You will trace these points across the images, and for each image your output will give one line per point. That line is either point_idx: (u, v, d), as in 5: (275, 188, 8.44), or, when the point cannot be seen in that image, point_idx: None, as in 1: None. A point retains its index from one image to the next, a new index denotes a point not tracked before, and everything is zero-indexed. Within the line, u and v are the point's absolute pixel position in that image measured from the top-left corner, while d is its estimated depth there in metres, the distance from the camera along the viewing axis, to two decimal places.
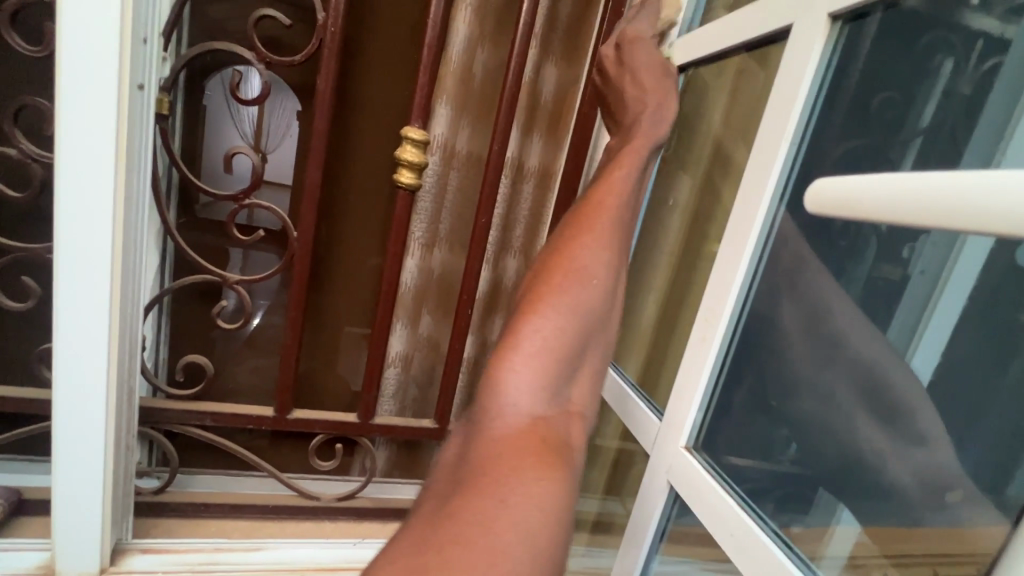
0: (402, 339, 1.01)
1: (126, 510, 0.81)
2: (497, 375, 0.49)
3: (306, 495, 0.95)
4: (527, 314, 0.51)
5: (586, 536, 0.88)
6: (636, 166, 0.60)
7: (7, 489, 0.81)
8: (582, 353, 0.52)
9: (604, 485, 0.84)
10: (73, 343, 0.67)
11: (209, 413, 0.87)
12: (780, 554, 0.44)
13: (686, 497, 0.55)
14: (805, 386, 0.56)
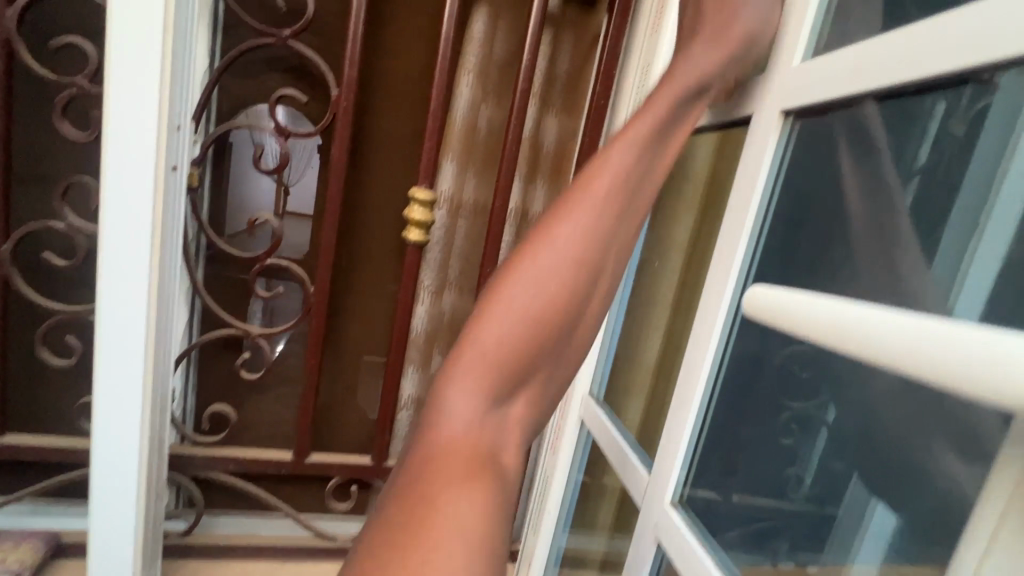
0: (413, 382, 1.05)
1: (155, 555, 0.86)
2: (494, 296, 0.45)
3: (322, 535, 0.98)
4: (546, 226, 0.46)
5: None
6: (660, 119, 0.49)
7: (47, 533, 0.87)
8: (595, 276, 0.47)
9: (611, 522, 0.85)
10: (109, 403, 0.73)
11: (232, 458, 0.92)
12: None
13: (672, 555, 0.57)
14: (813, 419, 0.52)
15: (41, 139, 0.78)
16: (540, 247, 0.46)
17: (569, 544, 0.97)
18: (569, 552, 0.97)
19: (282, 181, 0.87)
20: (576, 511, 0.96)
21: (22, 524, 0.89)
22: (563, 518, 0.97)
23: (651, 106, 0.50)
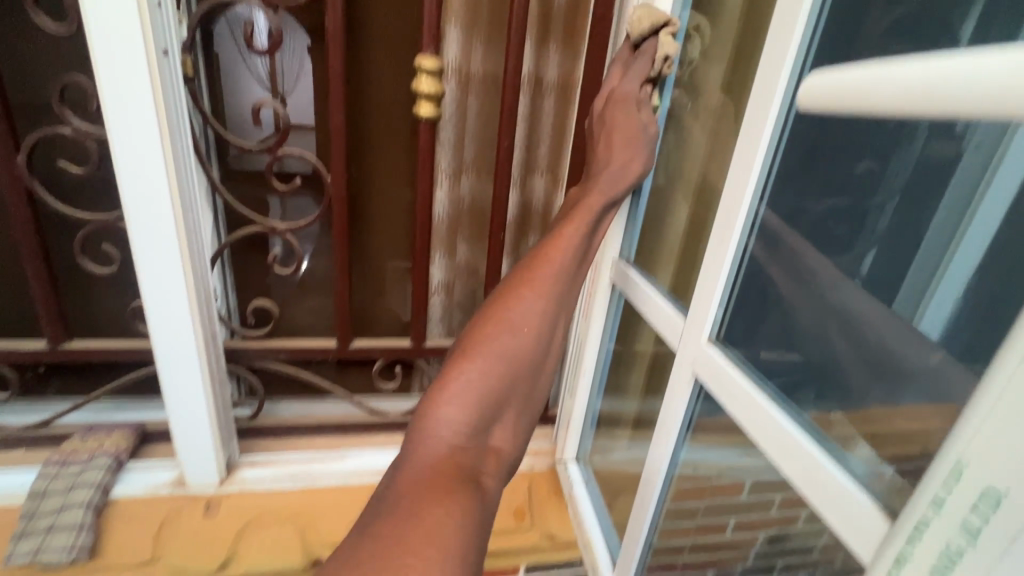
0: (441, 268, 1.07)
1: (231, 434, 0.95)
2: (426, 414, 0.52)
3: (374, 412, 1.07)
4: (459, 362, 0.56)
5: (630, 431, 0.95)
6: (579, 237, 0.66)
7: (132, 424, 0.96)
8: (503, 404, 0.56)
9: (642, 388, 0.90)
10: (153, 292, 0.77)
11: (282, 348, 0.97)
12: (801, 435, 0.47)
13: (709, 385, 0.60)
14: (846, 271, 0.53)
15: (23, 37, 0.74)
16: (482, 343, 0.57)
17: (604, 407, 1.02)
18: (605, 413, 1.03)
19: (276, 89, 0.84)
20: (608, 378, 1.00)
21: (108, 419, 0.98)
22: (598, 381, 1.01)
23: (500, 317, 0.59)
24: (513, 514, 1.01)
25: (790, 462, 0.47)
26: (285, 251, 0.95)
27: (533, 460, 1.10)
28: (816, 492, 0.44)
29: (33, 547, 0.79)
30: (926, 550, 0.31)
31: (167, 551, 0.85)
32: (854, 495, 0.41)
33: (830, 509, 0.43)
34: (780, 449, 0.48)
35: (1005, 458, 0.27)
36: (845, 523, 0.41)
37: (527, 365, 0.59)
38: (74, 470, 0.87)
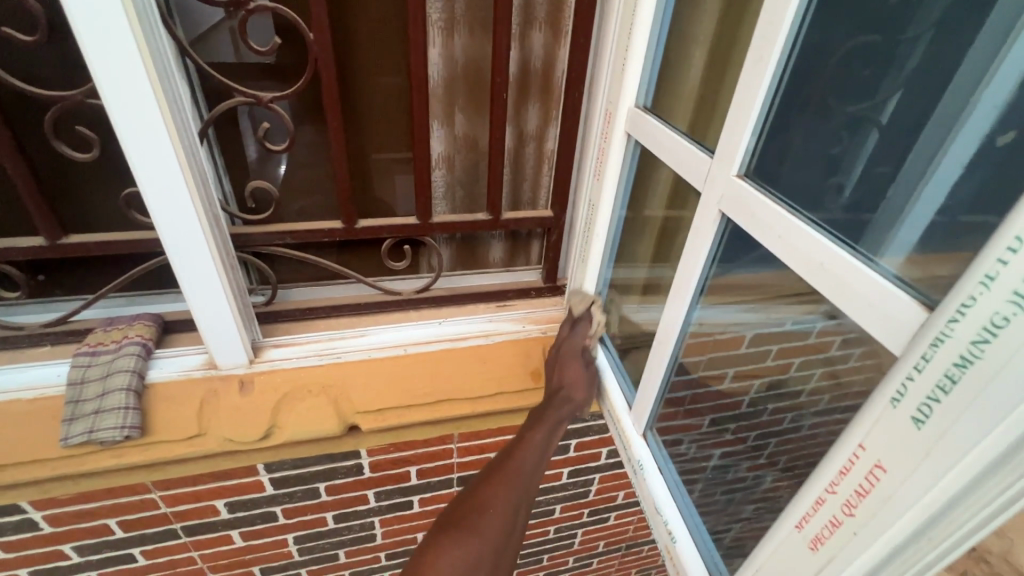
0: (440, 140, 1.02)
1: (250, 318, 0.98)
2: (425, 563, 0.68)
3: (388, 292, 1.08)
4: (448, 533, 0.72)
5: (638, 298, 0.96)
6: (539, 444, 0.89)
7: (151, 315, 0.98)
8: (485, 555, 0.70)
9: (651, 255, 0.91)
10: (145, 168, 0.73)
11: (287, 231, 0.96)
12: (832, 244, 0.45)
13: (736, 220, 0.57)
14: (864, 122, 0.54)
15: None
16: (469, 513, 0.74)
17: (615, 275, 1.01)
18: (618, 281, 1.02)
19: None
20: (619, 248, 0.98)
21: (126, 312, 0.99)
22: (607, 257, 0.99)
23: (477, 510, 0.75)
24: (531, 376, 1.06)
25: (818, 274, 0.46)
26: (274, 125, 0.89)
27: (545, 326, 1.12)
28: (847, 298, 0.44)
29: (86, 428, 0.85)
30: (965, 329, 0.31)
31: (213, 424, 0.93)
32: (884, 289, 0.40)
33: (861, 312, 0.42)
34: (813, 267, 0.47)
35: None
36: (876, 321, 0.41)
37: (516, 522, 0.76)
38: (106, 359, 0.90)
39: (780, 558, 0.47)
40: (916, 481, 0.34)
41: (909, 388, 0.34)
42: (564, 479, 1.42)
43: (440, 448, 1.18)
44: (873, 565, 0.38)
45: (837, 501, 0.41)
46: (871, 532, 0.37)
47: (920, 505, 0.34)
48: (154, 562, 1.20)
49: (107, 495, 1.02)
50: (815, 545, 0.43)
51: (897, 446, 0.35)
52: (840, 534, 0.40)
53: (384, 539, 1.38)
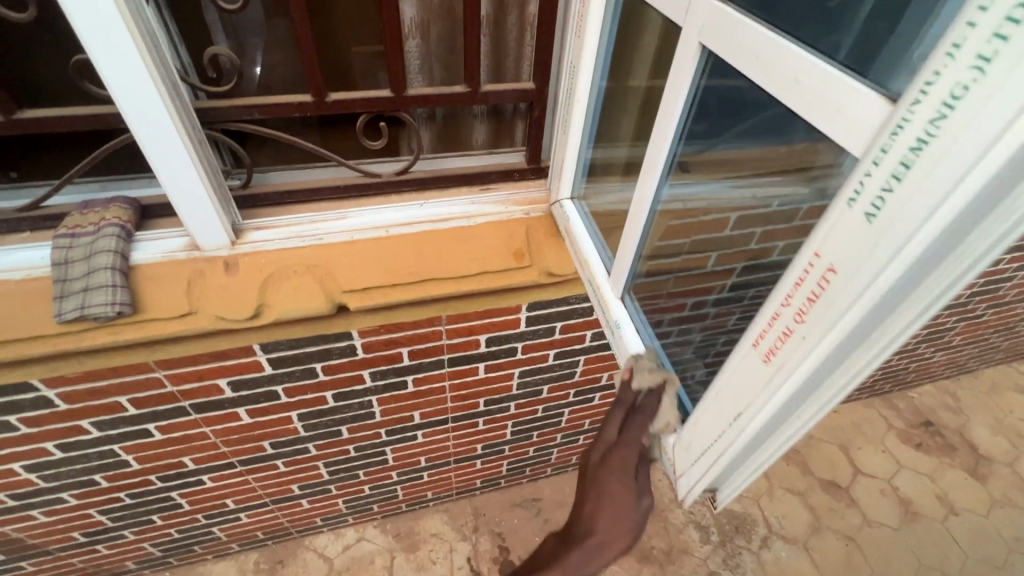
0: (412, 5, 0.94)
1: (227, 200, 0.97)
2: None
3: (368, 175, 1.07)
4: None
5: (620, 178, 0.94)
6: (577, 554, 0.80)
7: (126, 198, 0.96)
8: None
9: (633, 133, 0.87)
10: (87, 17, 0.68)
11: (255, 105, 0.91)
12: (810, 55, 0.42)
13: (716, 51, 0.54)
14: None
15: None
16: None
17: (595, 156, 1.01)
18: (598, 161, 1.01)
19: None
20: (602, 124, 0.96)
21: (101, 195, 0.98)
22: (586, 135, 0.97)
23: None
24: (513, 256, 1.08)
25: (793, 91, 0.44)
26: None
27: (527, 206, 1.12)
28: (815, 111, 0.42)
29: (79, 304, 0.86)
30: (925, 109, 0.30)
31: (204, 302, 0.95)
32: (853, 89, 0.38)
33: (831, 122, 0.40)
34: (789, 84, 0.44)
35: None
36: (848, 126, 0.39)
37: None
38: (87, 241, 0.90)
39: (737, 377, 0.51)
40: (863, 276, 0.36)
41: (865, 185, 0.35)
42: (551, 361, 1.49)
43: (429, 330, 1.23)
44: (817, 365, 0.42)
45: (790, 312, 0.43)
46: (818, 333, 0.40)
47: (864, 298, 0.36)
48: (170, 436, 1.30)
49: (113, 374, 1.08)
50: (766, 359, 0.46)
51: (848, 246, 0.36)
52: (792, 342, 0.43)
53: (383, 417, 1.48)
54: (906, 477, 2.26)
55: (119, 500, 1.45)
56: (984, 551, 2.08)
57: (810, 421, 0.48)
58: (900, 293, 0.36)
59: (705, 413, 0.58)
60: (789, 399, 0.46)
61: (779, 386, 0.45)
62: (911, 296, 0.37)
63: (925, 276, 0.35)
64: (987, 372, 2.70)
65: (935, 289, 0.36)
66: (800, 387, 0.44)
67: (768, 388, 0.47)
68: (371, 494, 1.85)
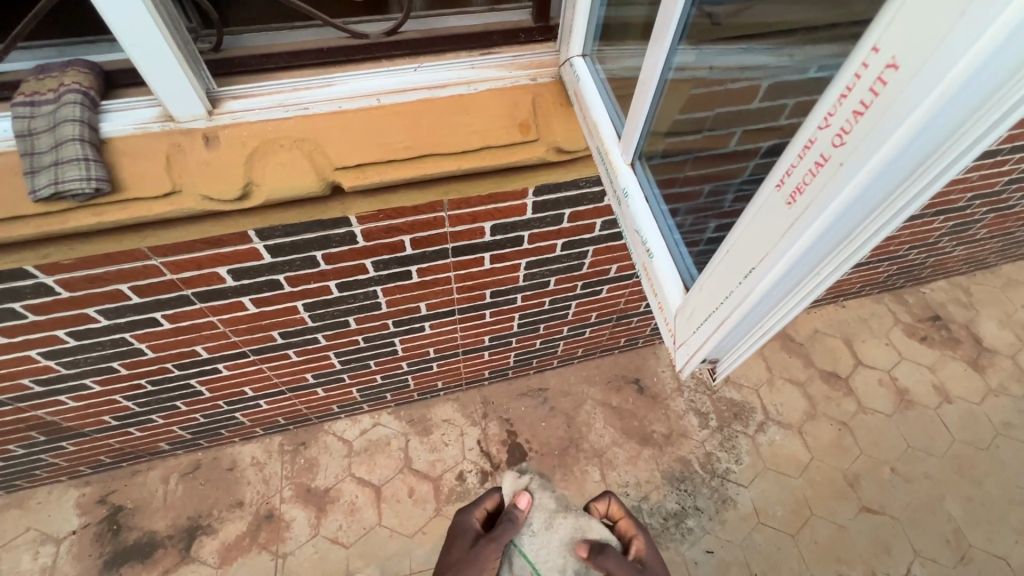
0: None
1: (198, 62, 0.87)
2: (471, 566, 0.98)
3: (356, 36, 0.96)
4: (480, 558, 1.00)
5: (637, 41, 0.82)
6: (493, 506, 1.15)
7: (85, 62, 0.86)
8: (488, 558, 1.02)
9: None
10: None
11: None
12: None
13: None
14: None
15: None
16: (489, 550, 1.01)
17: (609, 14, 0.88)
18: (613, 20, 0.88)
19: None
20: None
21: (57, 59, 0.87)
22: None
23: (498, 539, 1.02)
24: (518, 128, 0.98)
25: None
26: None
27: (534, 71, 1.00)
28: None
29: (51, 180, 0.81)
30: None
31: (187, 181, 0.89)
32: None
33: None
34: None
35: None
36: None
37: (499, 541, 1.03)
38: (49, 109, 0.82)
39: (756, 225, 0.47)
40: (931, 68, 0.29)
41: None
42: (558, 251, 1.45)
43: (431, 217, 1.17)
44: (852, 196, 0.37)
45: (828, 136, 0.38)
46: (861, 154, 0.35)
47: (926, 99, 0.30)
48: (178, 325, 1.30)
49: (108, 261, 1.05)
50: (792, 199, 0.42)
51: (917, 30, 0.30)
52: (825, 173, 0.38)
53: (389, 308, 1.48)
54: (906, 368, 2.30)
55: (140, 386, 1.51)
56: (970, 435, 2.17)
57: (832, 273, 0.44)
58: (971, 96, 0.29)
59: (714, 274, 0.54)
60: (812, 245, 0.42)
61: (802, 229, 0.41)
62: (985, 100, 0.30)
63: (1009, 69, 0.28)
64: (1005, 268, 2.64)
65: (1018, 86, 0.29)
66: (826, 228, 0.40)
67: (790, 233, 0.42)
68: (383, 383, 1.92)
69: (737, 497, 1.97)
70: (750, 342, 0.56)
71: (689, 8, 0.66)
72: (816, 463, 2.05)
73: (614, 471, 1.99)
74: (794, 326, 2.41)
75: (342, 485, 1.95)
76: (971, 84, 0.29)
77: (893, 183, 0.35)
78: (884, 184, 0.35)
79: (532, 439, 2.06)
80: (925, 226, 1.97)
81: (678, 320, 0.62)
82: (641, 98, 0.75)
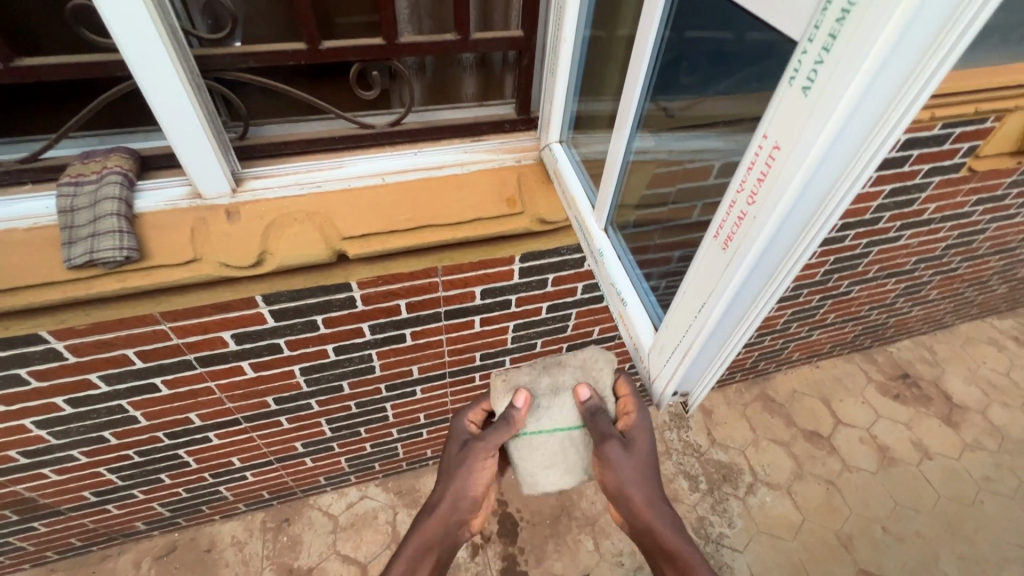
0: None
1: (228, 148, 1.00)
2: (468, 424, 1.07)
3: (363, 127, 1.10)
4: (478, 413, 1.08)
5: (604, 127, 0.98)
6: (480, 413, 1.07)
7: (127, 149, 0.99)
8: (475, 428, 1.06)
9: (618, 82, 0.91)
10: None
11: (250, 53, 0.95)
12: None
13: None
14: None
15: None
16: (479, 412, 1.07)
17: (580, 106, 1.04)
18: (584, 112, 1.05)
19: None
20: (586, 73, 0.99)
21: (101, 148, 1.00)
22: (575, 74, 0.99)
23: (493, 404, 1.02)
24: (505, 203, 1.12)
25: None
26: None
27: (518, 154, 1.16)
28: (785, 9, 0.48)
29: (87, 250, 0.89)
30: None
31: (208, 250, 0.98)
32: None
33: (786, 17, 0.47)
34: None
35: None
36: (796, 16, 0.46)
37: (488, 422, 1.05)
38: (91, 189, 0.93)
39: (702, 271, 0.58)
40: (800, 147, 0.42)
41: (803, 62, 0.40)
42: (543, 314, 1.55)
43: (426, 281, 1.27)
44: (765, 241, 0.48)
45: (744, 197, 0.50)
46: (766, 210, 0.47)
47: (800, 170, 0.42)
48: (176, 391, 1.33)
49: (120, 326, 1.11)
50: (726, 245, 0.53)
51: (789, 123, 0.43)
52: (745, 224, 0.50)
53: (382, 372, 1.53)
54: (884, 426, 2.37)
55: (127, 457, 1.50)
56: (954, 491, 2.20)
57: (765, 305, 0.54)
58: (832, 166, 0.41)
59: (675, 316, 0.64)
60: (745, 282, 0.52)
61: (734, 270, 0.52)
62: (841, 170, 0.42)
63: (850, 149, 0.40)
64: (962, 327, 2.80)
65: (866, 156, 0.40)
66: (752, 267, 0.50)
67: (726, 274, 0.53)
68: (372, 451, 1.91)
69: (733, 562, 1.93)
70: (713, 372, 0.64)
71: (644, 102, 0.83)
72: (808, 524, 2.05)
73: (608, 539, 1.96)
74: (773, 387, 2.49)
75: (327, 564, 1.87)
76: (833, 153, 0.40)
77: (796, 229, 0.47)
78: (789, 228, 0.46)
79: (523, 508, 2.02)
80: (880, 287, 2.13)
81: (652, 360, 0.71)
82: (611, 171, 0.91)
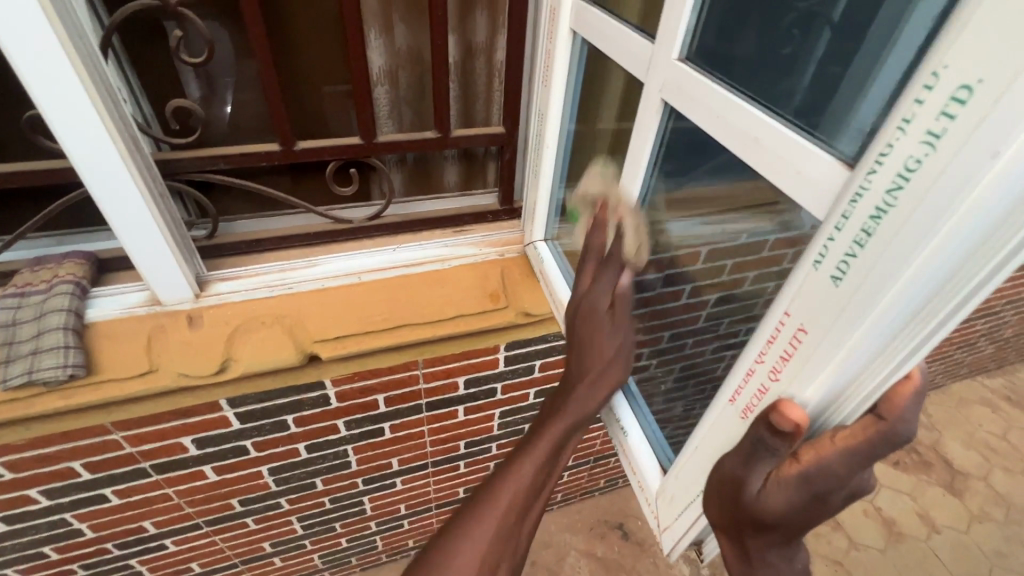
0: (379, 52, 0.97)
1: (192, 252, 0.95)
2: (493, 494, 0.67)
3: (339, 221, 1.06)
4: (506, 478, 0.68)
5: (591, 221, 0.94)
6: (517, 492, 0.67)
7: (82, 253, 0.92)
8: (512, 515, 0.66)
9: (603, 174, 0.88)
10: (54, 101, 0.68)
11: (220, 155, 0.92)
12: (763, 116, 0.47)
13: (683, 111, 0.58)
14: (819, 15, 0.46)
15: None
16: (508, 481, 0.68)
17: (566, 197, 1.01)
18: (569, 203, 1.01)
19: None
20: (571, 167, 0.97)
21: (55, 251, 0.93)
22: (557, 174, 0.97)
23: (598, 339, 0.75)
24: (489, 297, 1.07)
25: (753, 149, 0.48)
26: (188, 35, 0.82)
27: (502, 248, 1.12)
28: (795, 183, 0.44)
29: (26, 369, 0.81)
30: (879, 182, 0.35)
31: (166, 361, 0.90)
32: (806, 152, 0.43)
33: (790, 181, 0.45)
34: (741, 141, 0.49)
35: (932, 119, 0.31)
36: (801, 185, 0.44)
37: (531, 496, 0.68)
38: (37, 300, 0.86)
39: (719, 430, 0.55)
40: (831, 339, 0.40)
41: (828, 251, 0.39)
42: (531, 399, 1.47)
43: (406, 375, 1.19)
44: None
45: (765, 370, 0.48)
46: (794, 390, 0.45)
47: (831, 362, 0.41)
48: (129, 500, 1.21)
49: (65, 439, 1.01)
50: (745, 414, 0.51)
51: (815, 309, 0.41)
52: (768, 399, 0.48)
53: (359, 466, 1.42)
54: (887, 497, 2.28)
55: (71, 572, 1.34)
56: (967, 567, 2.09)
57: None
58: (864, 359, 0.40)
59: (691, 460, 0.60)
60: None
61: None
62: (872, 363, 0.40)
63: (883, 344, 0.39)
64: (954, 387, 2.77)
65: (903, 350, 0.39)
66: None
67: None
68: (349, 546, 1.75)
69: None
70: None
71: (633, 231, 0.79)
72: None
73: None
74: None
75: None
76: (870, 344, 0.39)
77: (821, 410, 0.44)
78: (813, 409, 0.44)
79: None
80: None
81: (667, 497, 0.65)
82: None
